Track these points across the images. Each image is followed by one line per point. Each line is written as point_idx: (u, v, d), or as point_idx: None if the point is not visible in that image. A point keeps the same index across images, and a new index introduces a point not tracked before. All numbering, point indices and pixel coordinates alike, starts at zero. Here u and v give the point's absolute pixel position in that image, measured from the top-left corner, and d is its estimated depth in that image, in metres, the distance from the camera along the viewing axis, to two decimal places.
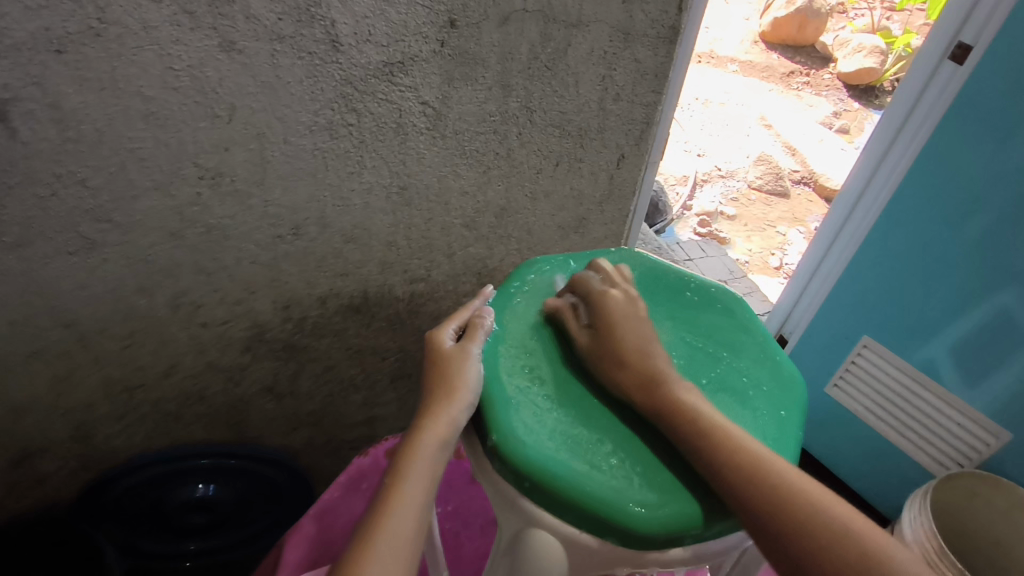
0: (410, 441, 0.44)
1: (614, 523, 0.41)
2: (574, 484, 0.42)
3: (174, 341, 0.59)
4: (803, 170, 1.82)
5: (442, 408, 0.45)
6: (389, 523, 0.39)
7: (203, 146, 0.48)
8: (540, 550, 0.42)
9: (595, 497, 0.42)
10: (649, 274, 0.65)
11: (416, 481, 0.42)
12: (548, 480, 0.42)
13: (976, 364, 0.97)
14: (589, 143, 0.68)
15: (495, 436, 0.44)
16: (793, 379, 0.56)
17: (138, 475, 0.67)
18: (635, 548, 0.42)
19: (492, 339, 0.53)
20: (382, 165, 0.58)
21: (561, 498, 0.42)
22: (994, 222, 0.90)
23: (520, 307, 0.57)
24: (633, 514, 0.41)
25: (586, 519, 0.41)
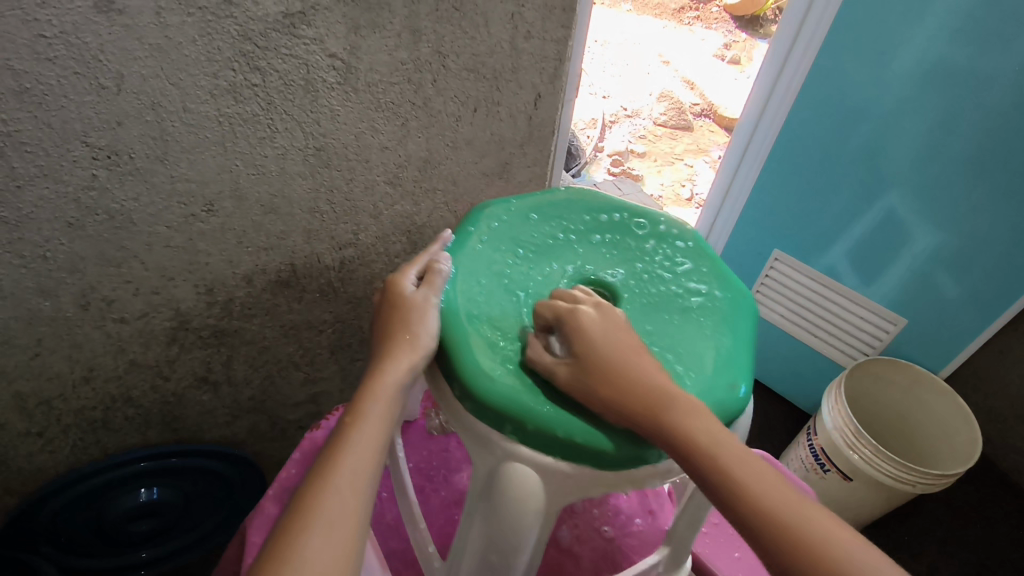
0: (370, 380, 0.46)
1: (585, 446, 0.44)
2: (543, 420, 0.44)
3: (90, 340, 0.64)
4: (702, 103, 1.86)
5: (402, 355, 0.47)
6: (349, 454, 0.42)
7: (90, 123, 0.49)
8: (519, 482, 0.45)
9: (561, 425, 0.44)
10: (602, 208, 0.64)
11: (374, 420, 0.44)
12: (519, 417, 0.44)
13: (872, 261, 1.14)
14: (506, 85, 0.67)
15: (462, 382, 0.46)
16: (745, 300, 0.57)
17: (90, 481, 0.76)
18: (608, 468, 0.45)
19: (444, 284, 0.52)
20: (295, 127, 0.59)
21: (531, 430, 0.44)
22: (872, 131, 1.04)
23: (477, 251, 0.56)
24: (601, 434, 0.44)
25: (558, 448, 0.44)
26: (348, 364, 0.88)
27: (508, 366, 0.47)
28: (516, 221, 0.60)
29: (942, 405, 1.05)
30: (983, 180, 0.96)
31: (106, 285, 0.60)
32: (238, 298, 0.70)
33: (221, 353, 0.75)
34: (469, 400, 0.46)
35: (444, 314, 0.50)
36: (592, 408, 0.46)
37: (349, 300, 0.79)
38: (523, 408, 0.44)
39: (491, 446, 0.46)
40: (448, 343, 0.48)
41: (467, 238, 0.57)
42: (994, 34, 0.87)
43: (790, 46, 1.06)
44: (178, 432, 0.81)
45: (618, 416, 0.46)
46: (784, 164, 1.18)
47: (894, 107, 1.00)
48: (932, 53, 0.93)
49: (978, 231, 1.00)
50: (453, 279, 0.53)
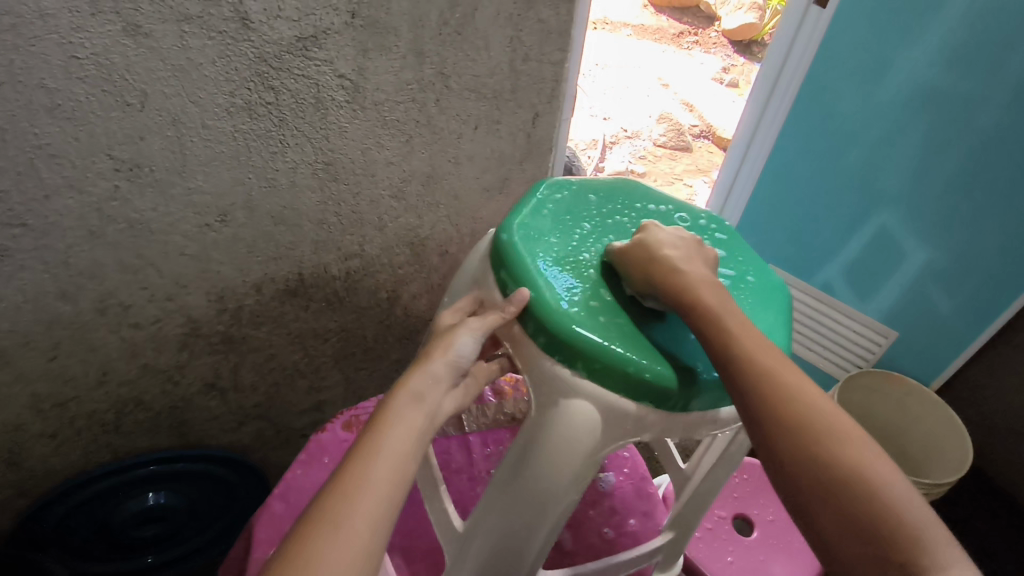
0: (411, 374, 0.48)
1: (647, 383, 0.49)
2: (614, 356, 0.49)
3: (107, 344, 0.67)
4: (701, 124, 1.96)
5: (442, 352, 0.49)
6: (378, 448, 0.42)
7: (115, 137, 0.53)
8: (576, 420, 0.49)
9: (630, 360, 0.49)
10: (648, 196, 0.67)
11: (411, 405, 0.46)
12: (593, 354, 0.49)
13: (866, 278, 1.17)
14: (505, 104, 0.71)
15: (539, 322, 0.50)
16: (777, 286, 0.61)
17: (101, 483, 0.78)
18: (663, 406, 0.50)
19: (502, 238, 0.56)
20: (306, 143, 0.62)
21: (598, 365, 0.49)
22: (863, 152, 1.07)
23: (540, 216, 0.59)
24: (659, 375, 0.49)
25: (624, 384, 0.49)
26: (352, 373, 0.91)
27: (581, 310, 0.52)
28: (573, 197, 0.64)
29: (936, 416, 1.06)
30: (976, 196, 0.99)
31: (124, 291, 0.63)
32: (247, 306, 0.73)
33: (229, 360, 0.78)
34: (544, 338, 0.50)
35: (502, 266, 0.55)
36: (652, 354, 0.50)
37: (354, 309, 0.82)
38: (599, 347, 0.49)
39: (545, 386, 0.51)
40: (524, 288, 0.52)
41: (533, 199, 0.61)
42: (988, 50, 0.90)
43: (781, 64, 1.08)
44: (186, 436, 0.83)
45: (672, 362, 0.51)
46: (781, 179, 1.20)
47: (886, 129, 1.03)
48: (928, 67, 0.95)
49: (971, 246, 1.03)
50: (523, 236, 0.56)
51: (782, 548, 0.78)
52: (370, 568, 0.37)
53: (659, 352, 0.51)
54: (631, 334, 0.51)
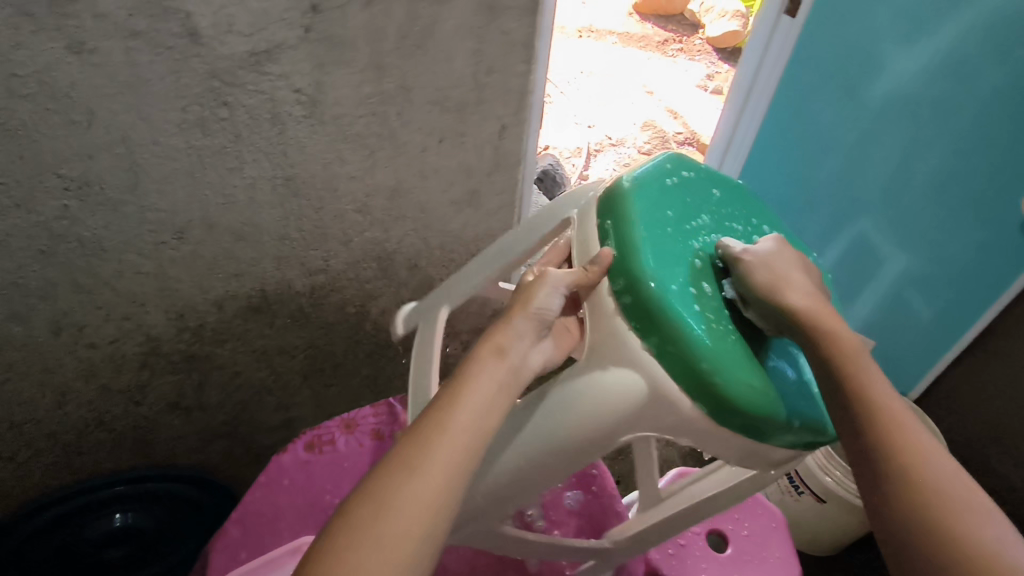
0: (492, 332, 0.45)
1: (713, 382, 0.45)
2: (692, 352, 0.45)
3: (64, 365, 0.65)
4: (686, 132, 1.96)
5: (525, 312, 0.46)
6: (457, 408, 0.40)
7: (61, 155, 0.52)
8: (617, 390, 0.47)
9: (708, 357, 0.45)
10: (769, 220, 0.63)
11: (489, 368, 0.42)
12: (676, 345, 0.45)
13: (848, 283, 1.16)
14: (470, 117, 0.70)
15: (632, 293, 0.47)
16: None
17: (64, 505, 0.77)
18: (717, 411, 0.46)
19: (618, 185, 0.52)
20: (263, 158, 0.61)
21: (670, 351, 0.46)
22: (843, 159, 1.06)
23: (672, 182, 0.54)
24: (727, 381, 0.45)
25: (688, 377, 0.46)
26: (322, 389, 0.90)
27: (682, 292, 0.48)
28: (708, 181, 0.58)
29: None
30: (953, 210, 0.96)
31: (78, 311, 0.62)
32: (209, 324, 0.72)
33: (193, 378, 0.76)
34: (630, 307, 0.47)
35: (608, 214, 0.51)
36: (731, 357, 0.47)
37: (321, 325, 0.81)
38: (682, 338, 0.45)
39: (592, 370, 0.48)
40: (628, 256, 0.48)
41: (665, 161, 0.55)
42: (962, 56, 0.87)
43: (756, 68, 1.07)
44: (151, 455, 0.82)
45: (749, 370, 0.47)
46: (764, 185, 1.19)
47: (864, 135, 1.02)
48: (904, 70, 0.94)
49: (948, 257, 1.00)
50: (652, 197, 0.52)
51: (757, 565, 0.77)
52: (426, 535, 0.35)
53: (740, 358, 0.47)
54: (719, 330, 0.47)
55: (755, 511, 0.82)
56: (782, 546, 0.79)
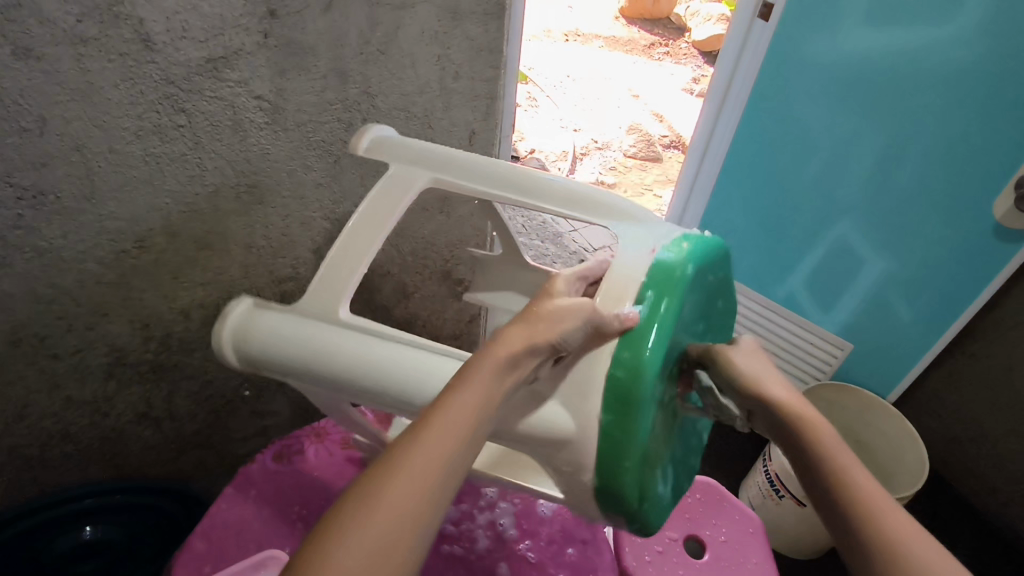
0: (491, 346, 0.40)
1: (622, 472, 0.43)
2: (626, 450, 0.42)
3: (25, 376, 0.64)
4: (671, 135, 1.98)
5: (529, 340, 0.41)
6: (442, 419, 0.37)
7: (13, 163, 0.51)
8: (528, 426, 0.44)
9: (632, 457, 0.43)
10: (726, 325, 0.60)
11: (479, 388, 0.38)
12: (619, 443, 0.42)
13: (827, 290, 1.11)
14: (438, 123, 0.70)
15: (622, 383, 0.42)
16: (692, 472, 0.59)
17: (30, 518, 0.76)
18: (601, 486, 0.44)
19: (677, 260, 0.46)
20: (225, 165, 0.60)
21: (614, 437, 0.43)
22: (819, 163, 1.04)
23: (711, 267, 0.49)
24: (628, 476, 0.43)
25: (605, 463, 0.43)
26: (297, 397, 0.89)
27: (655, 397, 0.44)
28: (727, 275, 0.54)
29: (894, 431, 1.04)
30: (927, 208, 0.94)
31: (38, 321, 0.61)
32: (176, 333, 0.71)
33: (161, 388, 0.75)
34: (610, 388, 0.43)
35: (653, 285, 0.45)
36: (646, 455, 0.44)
37: None
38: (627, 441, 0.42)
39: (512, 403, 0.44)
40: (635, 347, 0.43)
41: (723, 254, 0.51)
42: (929, 49, 0.85)
43: (736, 61, 1.09)
44: (121, 466, 0.81)
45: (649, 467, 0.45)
46: (744, 186, 1.17)
47: (837, 137, 1.00)
48: (874, 64, 0.92)
49: (926, 252, 0.97)
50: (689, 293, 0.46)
51: (733, 570, 0.76)
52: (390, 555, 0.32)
53: (650, 456, 0.45)
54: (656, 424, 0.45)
55: (733, 516, 0.82)
56: (760, 552, 0.79)
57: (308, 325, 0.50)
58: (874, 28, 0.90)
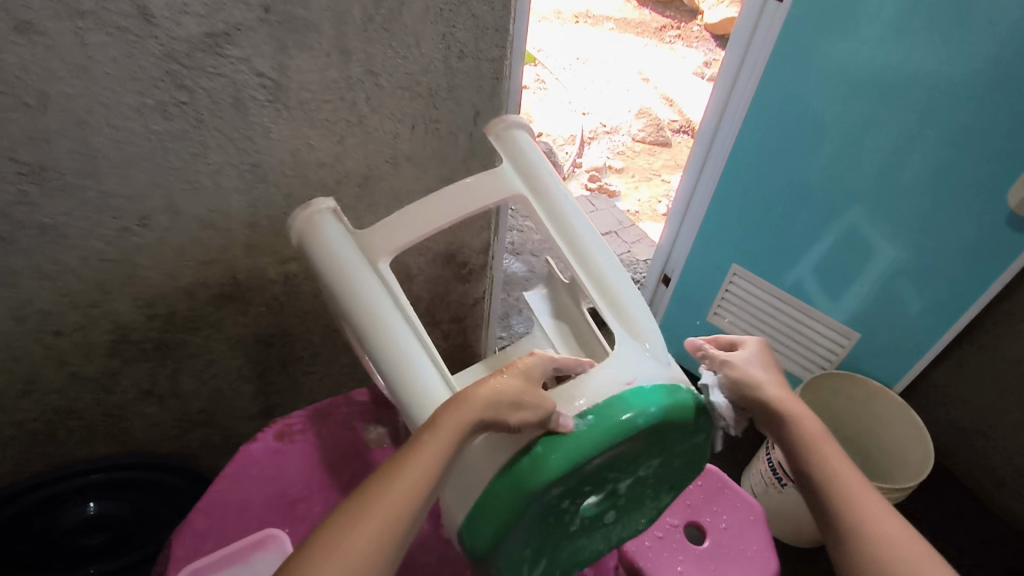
0: (457, 404, 0.45)
1: (486, 514, 0.47)
2: (499, 504, 0.46)
3: (30, 352, 0.65)
4: (681, 120, 1.96)
5: (485, 411, 0.45)
6: (399, 476, 0.44)
7: (16, 139, 0.51)
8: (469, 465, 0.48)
9: (502, 513, 0.46)
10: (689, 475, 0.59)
11: (432, 450, 0.44)
12: (495, 493, 0.47)
13: (837, 279, 1.09)
14: (443, 103, 0.69)
15: (522, 472, 0.46)
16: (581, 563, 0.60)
17: (39, 492, 0.77)
18: (468, 520, 0.48)
19: (623, 409, 0.47)
20: (228, 144, 0.60)
21: (496, 492, 0.46)
22: (836, 151, 0.99)
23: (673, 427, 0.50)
24: (491, 525, 0.47)
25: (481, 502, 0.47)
26: (300, 378, 0.89)
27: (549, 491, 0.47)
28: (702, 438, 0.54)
29: (899, 423, 1.04)
30: (949, 200, 0.91)
31: (42, 298, 0.61)
32: (180, 312, 0.71)
33: (166, 367, 0.76)
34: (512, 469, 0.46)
35: (596, 412, 0.48)
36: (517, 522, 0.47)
37: (296, 313, 0.80)
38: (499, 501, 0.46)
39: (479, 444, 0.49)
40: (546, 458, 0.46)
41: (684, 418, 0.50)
42: (956, 40, 0.82)
43: (745, 50, 1.02)
44: (127, 443, 0.82)
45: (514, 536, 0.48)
46: (746, 179, 1.12)
47: (856, 126, 0.95)
48: (902, 58, 0.87)
49: (944, 247, 0.95)
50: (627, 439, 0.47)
51: (733, 557, 0.76)
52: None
53: (521, 526, 0.48)
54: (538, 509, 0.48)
55: (734, 504, 0.82)
56: (760, 540, 0.78)
57: (361, 265, 0.56)
58: (907, 22, 0.84)
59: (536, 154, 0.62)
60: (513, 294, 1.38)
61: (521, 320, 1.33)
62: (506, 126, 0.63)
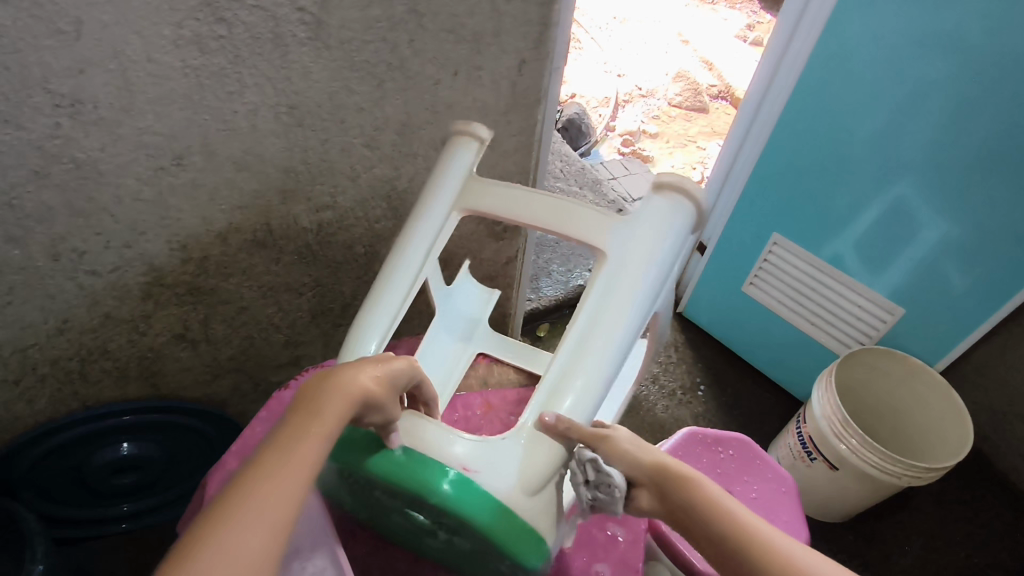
0: (335, 395, 0.43)
1: None
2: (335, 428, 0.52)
3: (63, 292, 0.64)
4: (720, 85, 1.87)
5: (364, 395, 0.44)
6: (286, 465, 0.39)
7: (52, 68, 0.49)
8: None
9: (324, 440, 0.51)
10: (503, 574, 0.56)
11: (319, 440, 0.41)
12: None
13: (877, 253, 1.04)
14: (487, 49, 0.66)
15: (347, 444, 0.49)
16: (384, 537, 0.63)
17: (71, 431, 0.78)
18: None
19: (444, 478, 0.47)
20: (265, 83, 0.58)
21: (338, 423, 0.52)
22: (888, 118, 0.92)
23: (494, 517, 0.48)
24: None
25: None
26: (330, 330, 0.89)
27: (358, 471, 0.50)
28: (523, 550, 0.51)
29: (938, 402, 1.01)
30: (1006, 174, 0.85)
31: (76, 236, 0.60)
32: (213, 257, 0.70)
33: (198, 312, 0.75)
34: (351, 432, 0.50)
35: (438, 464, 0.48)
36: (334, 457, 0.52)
37: (327, 263, 0.79)
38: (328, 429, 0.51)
39: None
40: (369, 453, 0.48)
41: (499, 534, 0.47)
42: None
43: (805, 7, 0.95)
44: (157, 386, 0.82)
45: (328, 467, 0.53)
46: (791, 147, 1.06)
47: (910, 92, 0.88)
48: (975, 17, 0.79)
49: (996, 225, 0.89)
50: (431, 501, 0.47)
51: None
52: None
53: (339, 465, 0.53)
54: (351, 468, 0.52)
55: (764, 475, 0.80)
56: (789, 512, 0.77)
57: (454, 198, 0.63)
58: None
59: (659, 236, 0.55)
60: (542, 256, 1.36)
61: (550, 283, 1.31)
62: (676, 191, 0.57)
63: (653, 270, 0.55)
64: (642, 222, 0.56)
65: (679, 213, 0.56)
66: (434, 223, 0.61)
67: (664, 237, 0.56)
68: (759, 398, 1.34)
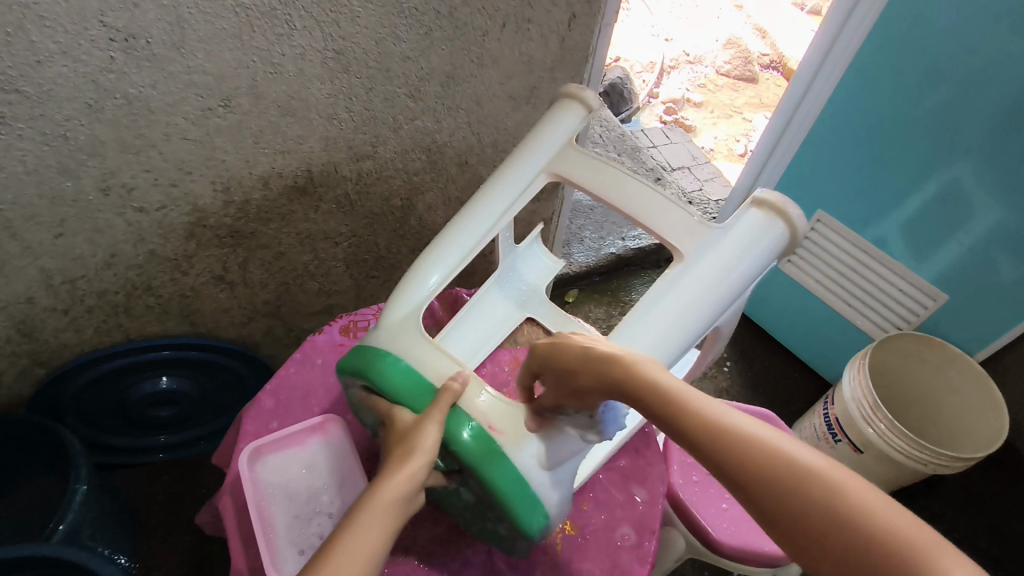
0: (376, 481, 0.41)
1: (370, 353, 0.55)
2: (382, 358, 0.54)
3: (111, 227, 0.66)
4: (772, 54, 1.80)
5: (403, 464, 0.43)
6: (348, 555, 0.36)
7: (107, 1, 0.49)
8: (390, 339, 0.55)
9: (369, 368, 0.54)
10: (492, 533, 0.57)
11: (378, 523, 0.38)
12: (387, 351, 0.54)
13: (926, 237, 1.00)
14: (538, 1, 0.64)
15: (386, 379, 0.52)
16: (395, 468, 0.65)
17: (114, 361, 0.81)
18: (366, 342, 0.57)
19: (467, 427, 0.49)
20: (314, 26, 0.57)
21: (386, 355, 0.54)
22: (953, 93, 0.87)
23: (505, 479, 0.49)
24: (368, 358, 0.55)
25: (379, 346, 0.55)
26: (363, 281, 0.90)
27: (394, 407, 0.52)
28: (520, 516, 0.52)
29: (974, 391, 0.98)
30: None
31: (125, 172, 0.62)
32: (255, 201, 0.71)
33: (237, 255, 0.77)
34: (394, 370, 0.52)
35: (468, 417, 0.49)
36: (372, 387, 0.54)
37: (365, 215, 0.80)
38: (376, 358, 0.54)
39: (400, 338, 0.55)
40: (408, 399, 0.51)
41: (503, 492, 0.48)
42: None
43: None
44: (196, 325, 0.84)
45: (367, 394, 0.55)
46: (846, 120, 1.02)
47: (983, 67, 0.83)
48: None
49: None
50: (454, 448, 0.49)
51: None
52: None
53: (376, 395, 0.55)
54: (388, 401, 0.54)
55: None
56: None
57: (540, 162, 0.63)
58: None
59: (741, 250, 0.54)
60: (576, 222, 1.34)
61: (582, 250, 1.30)
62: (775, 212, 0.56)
63: (727, 282, 0.54)
64: (728, 233, 0.55)
65: (769, 235, 0.55)
66: (521, 181, 0.62)
67: (746, 256, 0.54)
68: (786, 376, 1.33)
